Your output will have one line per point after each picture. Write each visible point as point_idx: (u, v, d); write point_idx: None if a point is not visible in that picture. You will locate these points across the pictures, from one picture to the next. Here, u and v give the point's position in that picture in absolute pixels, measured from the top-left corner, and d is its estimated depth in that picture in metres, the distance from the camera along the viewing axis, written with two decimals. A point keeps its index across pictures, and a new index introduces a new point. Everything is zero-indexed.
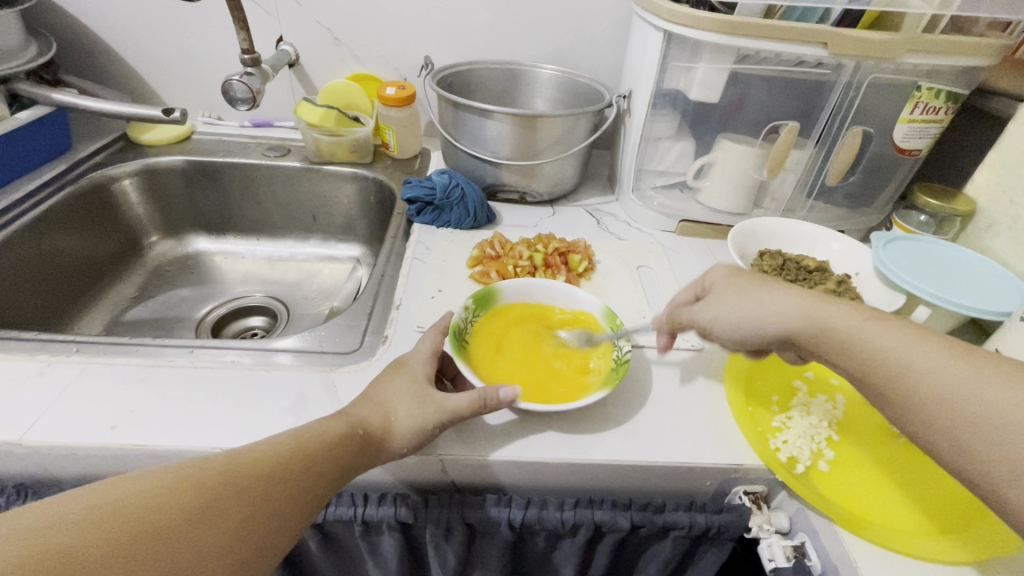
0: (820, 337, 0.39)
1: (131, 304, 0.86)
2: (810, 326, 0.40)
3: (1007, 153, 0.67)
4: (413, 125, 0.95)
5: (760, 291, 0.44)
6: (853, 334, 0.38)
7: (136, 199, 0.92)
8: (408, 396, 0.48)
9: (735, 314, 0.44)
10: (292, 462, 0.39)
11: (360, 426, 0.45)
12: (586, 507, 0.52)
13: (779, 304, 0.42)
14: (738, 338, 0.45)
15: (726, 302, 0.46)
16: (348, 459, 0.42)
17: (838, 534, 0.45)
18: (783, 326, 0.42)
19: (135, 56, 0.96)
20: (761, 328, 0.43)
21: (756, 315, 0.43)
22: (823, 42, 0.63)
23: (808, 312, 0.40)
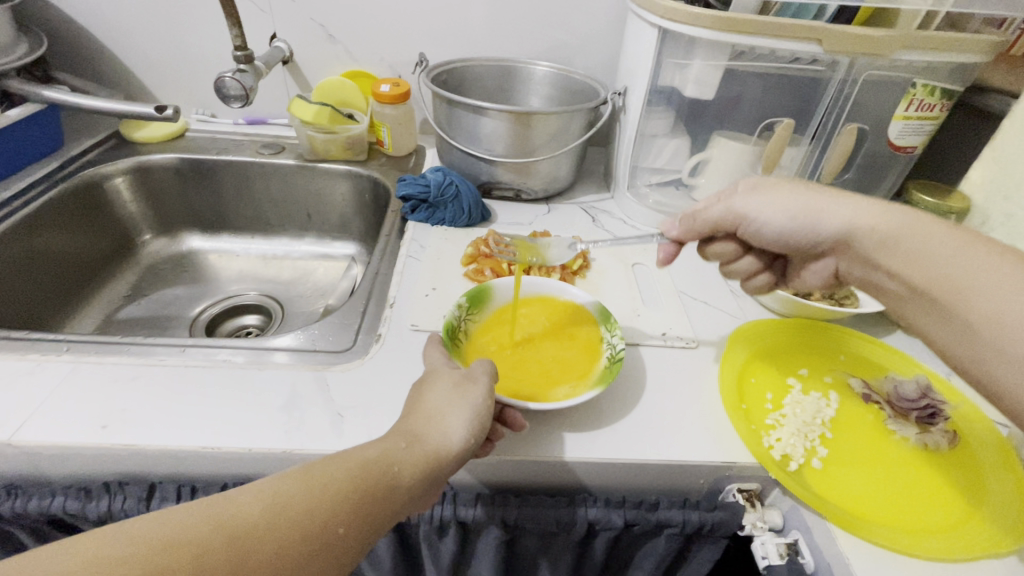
0: (876, 241, 0.44)
1: (124, 303, 0.85)
2: (872, 229, 0.45)
3: (1002, 150, 0.67)
4: (408, 122, 0.95)
5: (816, 192, 0.49)
6: (918, 248, 0.41)
7: (129, 197, 0.92)
8: (452, 400, 0.43)
9: (789, 209, 0.49)
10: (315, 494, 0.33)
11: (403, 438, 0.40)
12: (579, 505, 0.51)
13: (839, 209, 0.47)
14: (785, 228, 0.50)
15: (772, 197, 0.51)
16: (388, 481, 0.37)
17: (830, 531, 0.45)
18: (842, 223, 0.46)
19: (127, 53, 0.96)
20: (817, 225, 0.48)
21: (813, 212, 0.48)
22: (817, 38, 0.63)
23: (875, 215, 0.45)
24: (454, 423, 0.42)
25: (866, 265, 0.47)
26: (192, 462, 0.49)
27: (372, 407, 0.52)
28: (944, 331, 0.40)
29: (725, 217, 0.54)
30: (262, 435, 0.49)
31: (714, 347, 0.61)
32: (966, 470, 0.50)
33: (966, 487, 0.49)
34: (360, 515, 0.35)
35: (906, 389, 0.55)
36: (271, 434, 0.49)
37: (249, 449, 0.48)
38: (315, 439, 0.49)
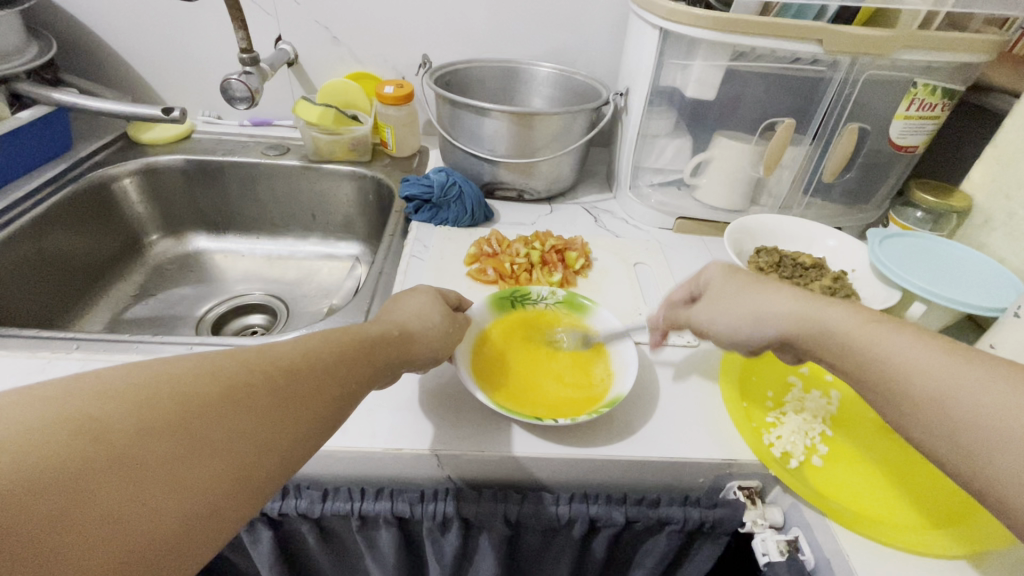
0: (815, 341, 0.39)
1: (131, 302, 0.86)
2: (806, 328, 0.40)
3: (1003, 150, 0.67)
4: (411, 123, 0.96)
5: (755, 291, 0.44)
6: (846, 336, 0.37)
7: (136, 198, 0.93)
8: (433, 307, 0.51)
9: (732, 318, 0.44)
10: (333, 354, 0.39)
11: (396, 328, 0.46)
12: (581, 502, 0.52)
13: (775, 310, 0.41)
14: (735, 341, 0.44)
15: (722, 305, 0.46)
16: (390, 355, 0.44)
17: (831, 528, 0.46)
18: (778, 329, 0.41)
19: (134, 56, 0.97)
20: (759, 330, 0.42)
21: (754, 318, 0.43)
22: (818, 39, 0.63)
23: (799, 317, 0.40)
24: (436, 334, 0.49)
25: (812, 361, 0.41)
26: None
27: (375, 402, 0.52)
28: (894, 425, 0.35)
29: (692, 326, 0.49)
30: None
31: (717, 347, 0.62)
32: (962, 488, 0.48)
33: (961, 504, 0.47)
34: (366, 376, 0.41)
35: None
36: None
37: None
38: None
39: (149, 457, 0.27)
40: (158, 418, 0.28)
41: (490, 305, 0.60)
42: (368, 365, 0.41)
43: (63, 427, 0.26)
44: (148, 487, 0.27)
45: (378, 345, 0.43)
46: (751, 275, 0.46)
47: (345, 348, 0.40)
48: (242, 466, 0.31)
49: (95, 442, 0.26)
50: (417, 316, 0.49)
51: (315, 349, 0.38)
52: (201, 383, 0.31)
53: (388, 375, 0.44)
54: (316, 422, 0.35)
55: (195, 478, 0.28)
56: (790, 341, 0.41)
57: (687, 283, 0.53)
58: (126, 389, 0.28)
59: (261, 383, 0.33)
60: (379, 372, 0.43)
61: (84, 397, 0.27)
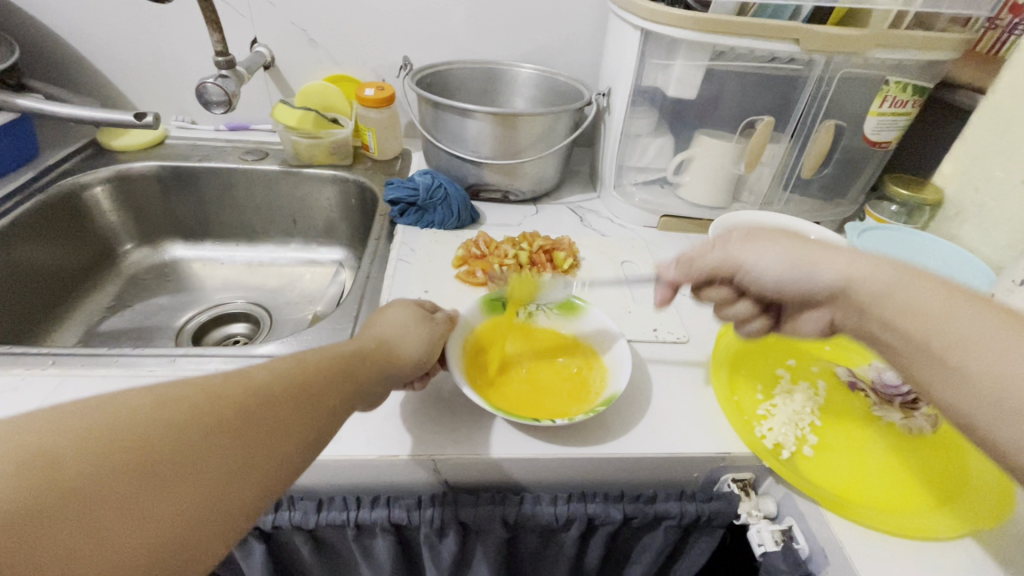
0: (866, 302, 0.37)
1: (106, 314, 0.83)
2: (862, 285, 0.37)
3: (970, 143, 0.69)
4: (393, 126, 0.95)
5: (814, 242, 0.41)
6: (899, 299, 0.35)
7: (108, 207, 0.90)
8: (413, 319, 0.50)
9: (776, 261, 0.42)
10: (312, 372, 0.37)
11: (376, 342, 0.45)
12: (579, 501, 0.52)
13: (835, 262, 0.39)
14: (774, 282, 0.42)
15: (766, 244, 0.43)
16: (373, 370, 0.42)
17: (824, 517, 0.47)
18: (834, 279, 0.39)
19: (102, 60, 0.93)
20: (808, 277, 0.40)
21: (804, 265, 0.40)
22: (794, 38, 0.65)
23: (867, 273, 0.37)
24: (417, 341, 0.48)
25: (859, 326, 0.39)
26: None
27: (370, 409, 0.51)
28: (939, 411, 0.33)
29: (717, 266, 0.47)
30: None
31: (705, 343, 0.63)
32: (972, 466, 0.50)
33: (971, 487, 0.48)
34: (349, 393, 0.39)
35: (888, 375, 0.57)
36: None
37: None
38: None
39: (107, 491, 0.26)
40: (118, 450, 0.27)
41: (483, 307, 0.60)
42: (349, 384, 0.39)
43: (17, 461, 0.25)
44: (106, 524, 0.26)
45: (359, 359, 0.42)
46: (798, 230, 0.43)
47: (323, 366, 0.38)
48: (213, 494, 0.29)
49: (48, 477, 0.25)
50: (396, 328, 0.48)
51: (292, 368, 0.37)
52: (167, 409, 0.30)
53: (374, 389, 0.42)
54: (295, 444, 0.34)
55: (160, 510, 0.27)
56: (844, 291, 0.38)
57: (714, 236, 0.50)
58: (85, 420, 0.27)
59: (232, 405, 0.32)
60: (364, 388, 0.41)
61: (38, 431, 0.26)
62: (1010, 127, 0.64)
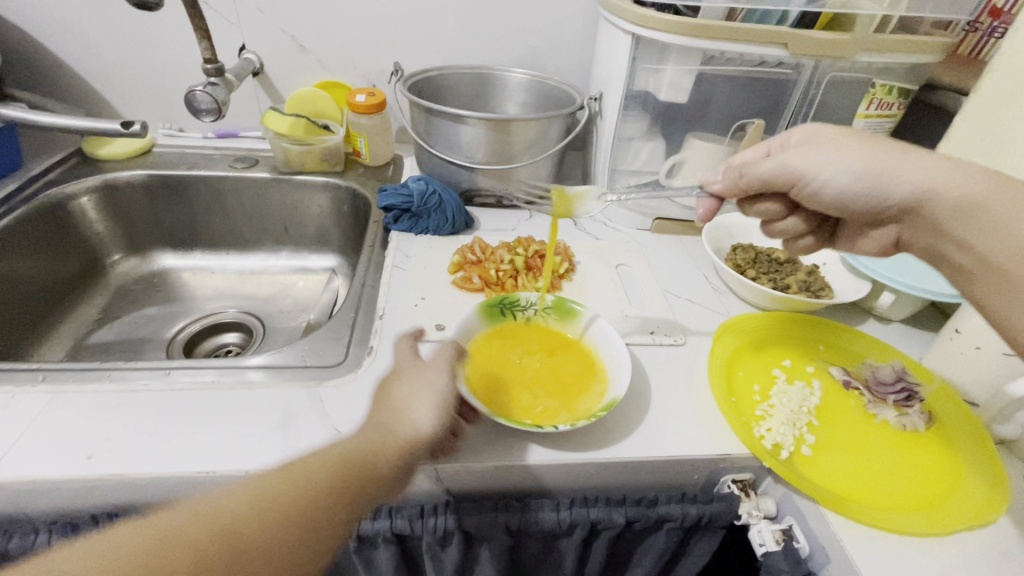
0: (944, 208, 0.41)
1: (95, 327, 0.82)
2: (946, 194, 0.41)
3: (955, 145, 0.70)
4: (384, 131, 0.94)
5: (889, 150, 0.45)
6: (994, 213, 0.39)
7: (95, 217, 0.88)
8: (419, 389, 0.43)
9: (849, 168, 0.46)
10: (293, 493, 0.35)
11: (382, 433, 0.40)
12: (581, 506, 0.52)
13: (917, 169, 0.43)
14: (845, 191, 0.46)
15: (838, 154, 0.47)
16: (375, 474, 0.38)
17: (825, 515, 0.47)
18: (913, 187, 0.43)
19: (86, 68, 0.92)
20: (886, 186, 0.44)
21: (883, 174, 0.44)
22: (783, 43, 0.66)
23: (953, 181, 0.41)
24: (425, 416, 0.41)
25: (932, 234, 0.43)
26: (180, 488, 0.47)
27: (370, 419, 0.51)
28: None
29: (778, 174, 0.49)
30: (256, 456, 0.47)
31: (701, 345, 0.63)
32: (970, 464, 0.51)
33: (970, 483, 0.49)
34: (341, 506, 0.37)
35: (882, 373, 0.57)
36: (266, 453, 0.48)
37: (247, 471, 0.46)
38: None
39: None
40: None
41: (481, 312, 0.60)
42: (340, 497, 0.37)
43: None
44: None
45: (358, 462, 0.38)
46: (854, 133, 0.49)
47: (310, 480, 0.36)
48: None
49: None
50: (403, 406, 0.41)
51: (271, 492, 0.35)
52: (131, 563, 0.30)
53: (379, 494, 0.39)
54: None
55: None
56: (921, 200, 0.43)
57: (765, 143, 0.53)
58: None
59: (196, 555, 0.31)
60: (364, 494, 0.38)
61: None
62: (994, 128, 0.65)
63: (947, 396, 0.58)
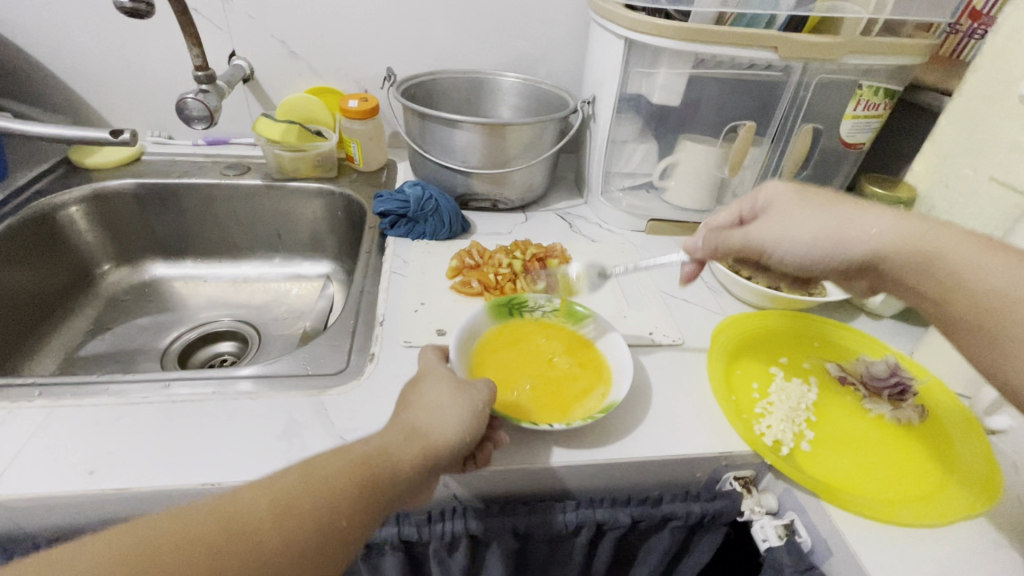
0: (906, 266, 0.42)
1: (87, 338, 0.81)
2: (905, 252, 0.42)
3: (940, 143, 0.72)
4: (377, 137, 0.94)
5: (844, 210, 0.45)
6: (960, 269, 0.39)
7: (85, 227, 0.87)
8: (448, 392, 0.45)
9: (807, 235, 0.46)
10: (306, 487, 0.35)
11: (407, 431, 0.41)
12: (587, 507, 0.52)
13: (869, 229, 0.43)
14: (805, 258, 0.47)
15: (796, 223, 0.47)
16: (393, 472, 0.39)
17: (826, 509, 0.48)
18: (869, 249, 0.43)
19: (71, 76, 0.90)
20: (843, 249, 0.45)
21: (839, 238, 0.45)
22: (773, 46, 0.67)
23: (904, 239, 0.42)
24: (453, 416, 0.42)
25: (900, 289, 0.43)
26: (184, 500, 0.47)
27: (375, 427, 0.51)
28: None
29: (746, 245, 0.51)
30: (262, 466, 0.47)
31: (699, 344, 0.64)
32: (962, 477, 0.50)
33: (961, 496, 0.48)
34: (362, 504, 0.36)
35: (876, 369, 0.59)
36: (271, 462, 0.47)
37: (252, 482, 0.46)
38: None
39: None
40: None
41: (490, 312, 0.61)
42: (359, 495, 0.36)
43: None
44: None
45: (381, 461, 0.38)
46: (823, 193, 0.48)
47: (326, 477, 0.36)
48: None
49: None
50: (432, 408, 0.43)
51: (284, 487, 0.35)
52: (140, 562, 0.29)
53: (399, 492, 0.39)
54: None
55: None
56: (881, 260, 0.43)
57: (736, 207, 0.54)
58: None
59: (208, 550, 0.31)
60: (381, 491, 0.38)
61: None
62: (977, 127, 0.67)
63: (940, 388, 0.59)
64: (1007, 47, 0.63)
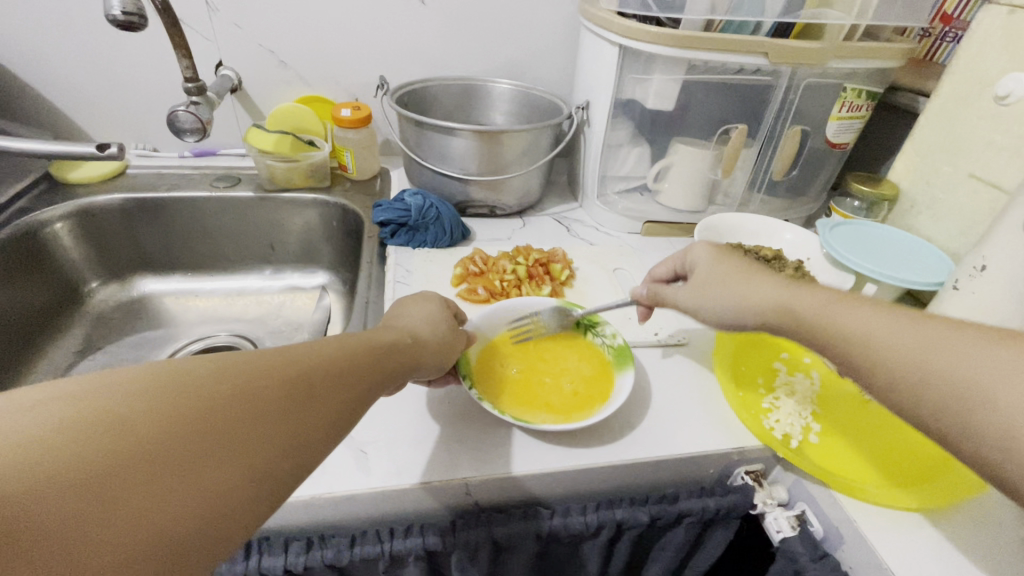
0: (792, 324, 0.41)
1: (76, 361, 0.79)
2: (779, 313, 0.41)
3: (920, 142, 0.75)
4: (370, 146, 0.94)
5: (737, 277, 0.46)
6: (826, 319, 0.38)
7: (70, 244, 0.84)
8: (436, 319, 0.50)
9: (715, 304, 0.46)
10: (345, 356, 0.38)
11: (406, 336, 0.46)
12: (606, 508, 0.53)
13: (756, 293, 0.43)
14: (722, 326, 0.46)
15: (706, 292, 0.47)
16: (401, 365, 0.43)
17: (837, 499, 0.50)
18: (757, 315, 0.43)
19: (50, 89, 0.87)
20: (740, 316, 0.44)
21: (733, 305, 0.45)
22: (764, 52, 0.69)
23: (775, 302, 0.42)
24: (437, 337, 0.49)
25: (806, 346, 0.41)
26: None
27: (394, 438, 0.51)
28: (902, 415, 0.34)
29: (679, 308, 0.51)
30: None
31: (704, 343, 0.66)
32: (953, 475, 0.51)
33: (922, 497, 0.49)
34: (380, 381, 0.40)
35: None
36: None
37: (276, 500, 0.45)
38: (342, 479, 0.47)
39: (165, 451, 0.26)
40: (182, 415, 0.27)
41: (560, 309, 0.62)
42: (380, 373, 0.40)
43: (85, 417, 0.25)
44: (158, 487, 0.25)
45: (391, 352, 0.43)
46: (733, 259, 0.48)
47: (357, 353, 0.39)
48: (258, 464, 0.29)
49: (126, 440, 0.25)
50: (423, 325, 0.49)
51: (329, 353, 0.37)
52: (224, 382, 0.30)
53: (398, 382, 0.43)
54: (330, 428, 0.34)
55: (214, 479, 0.27)
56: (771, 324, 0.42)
57: (673, 262, 0.56)
58: (145, 381, 0.27)
59: (279, 383, 0.32)
60: (390, 377, 0.42)
61: (113, 396, 0.26)
62: (955, 126, 0.70)
63: None
64: (981, 50, 0.66)
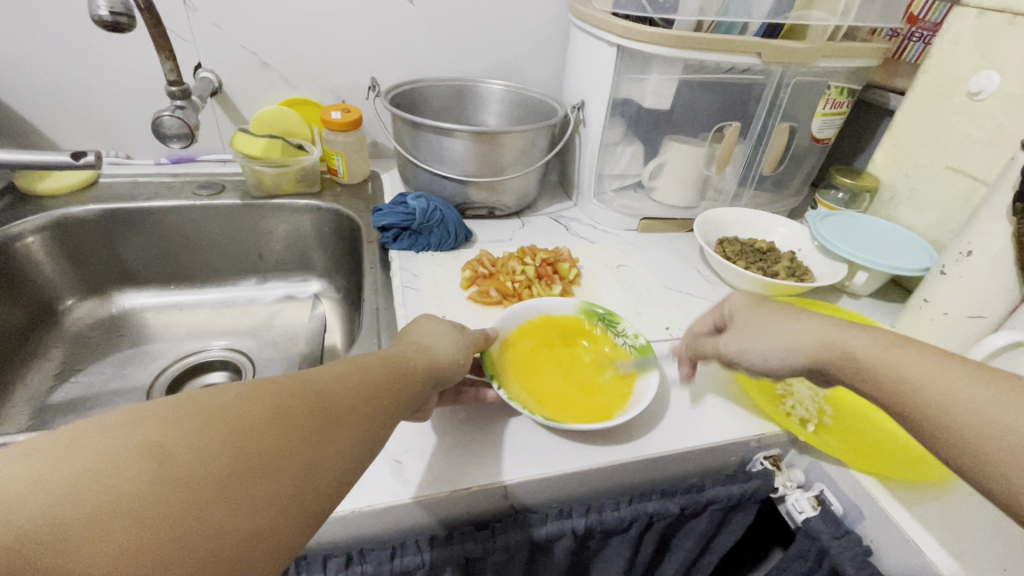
0: (843, 364, 0.41)
1: (57, 383, 0.74)
2: (830, 353, 0.41)
3: (897, 137, 0.80)
4: (361, 149, 0.92)
5: (785, 319, 0.45)
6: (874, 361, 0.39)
7: (43, 259, 0.79)
8: (446, 340, 0.49)
9: (760, 345, 0.45)
10: (364, 374, 0.38)
11: (417, 348, 0.46)
12: (639, 502, 0.55)
13: (804, 335, 0.43)
14: (763, 368, 0.46)
15: (748, 336, 0.47)
16: (419, 379, 0.43)
17: (857, 478, 0.52)
18: (806, 356, 0.43)
19: (11, 93, 0.81)
20: (787, 358, 0.44)
21: (781, 347, 0.44)
22: (756, 52, 0.72)
23: (822, 343, 0.42)
24: (448, 349, 0.48)
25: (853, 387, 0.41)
26: None
27: (427, 445, 0.50)
28: (932, 447, 0.36)
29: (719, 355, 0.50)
30: None
31: None
32: None
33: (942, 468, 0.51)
34: (401, 395, 0.40)
35: None
36: None
37: None
38: (381, 491, 0.46)
39: (201, 479, 0.26)
40: (216, 441, 0.28)
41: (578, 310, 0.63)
42: (400, 388, 0.40)
43: (127, 452, 0.25)
44: (195, 513, 0.26)
45: (407, 367, 0.42)
46: (777, 304, 0.48)
47: (374, 370, 0.39)
48: (291, 485, 0.30)
49: (163, 468, 0.26)
50: (431, 339, 0.48)
51: (347, 372, 0.37)
52: (251, 406, 0.30)
53: (420, 394, 0.42)
54: (358, 445, 0.34)
55: (251, 500, 0.28)
56: (822, 367, 0.42)
57: (711, 314, 0.55)
58: (172, 412, 0.28)
59: (304, 403, 0.33)
60: (411, 388, 0.41)
61: (150, 427, 0.27)
62: (930, 121, 0.75)
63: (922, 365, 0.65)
64: (953, 50, 0.71)
